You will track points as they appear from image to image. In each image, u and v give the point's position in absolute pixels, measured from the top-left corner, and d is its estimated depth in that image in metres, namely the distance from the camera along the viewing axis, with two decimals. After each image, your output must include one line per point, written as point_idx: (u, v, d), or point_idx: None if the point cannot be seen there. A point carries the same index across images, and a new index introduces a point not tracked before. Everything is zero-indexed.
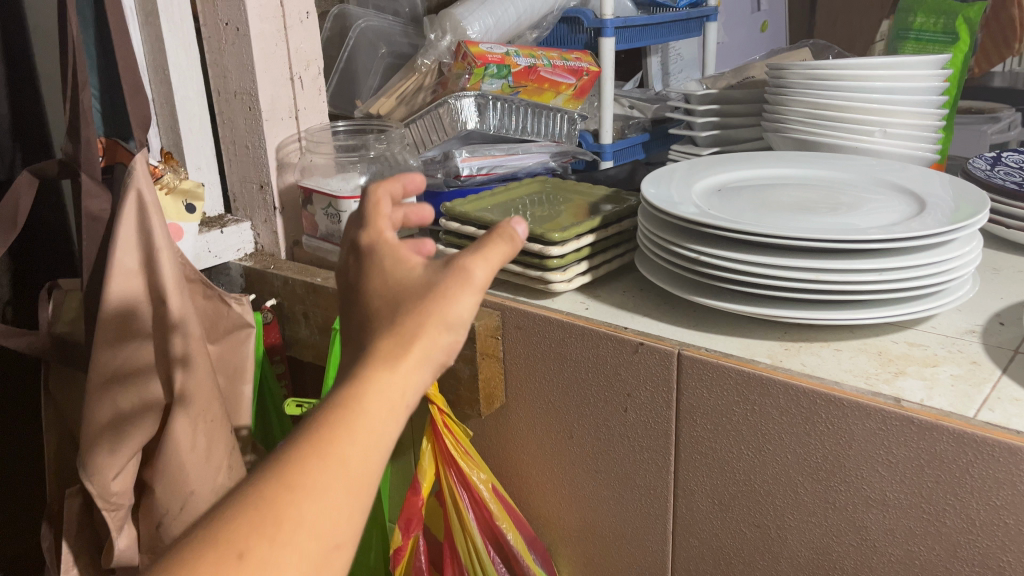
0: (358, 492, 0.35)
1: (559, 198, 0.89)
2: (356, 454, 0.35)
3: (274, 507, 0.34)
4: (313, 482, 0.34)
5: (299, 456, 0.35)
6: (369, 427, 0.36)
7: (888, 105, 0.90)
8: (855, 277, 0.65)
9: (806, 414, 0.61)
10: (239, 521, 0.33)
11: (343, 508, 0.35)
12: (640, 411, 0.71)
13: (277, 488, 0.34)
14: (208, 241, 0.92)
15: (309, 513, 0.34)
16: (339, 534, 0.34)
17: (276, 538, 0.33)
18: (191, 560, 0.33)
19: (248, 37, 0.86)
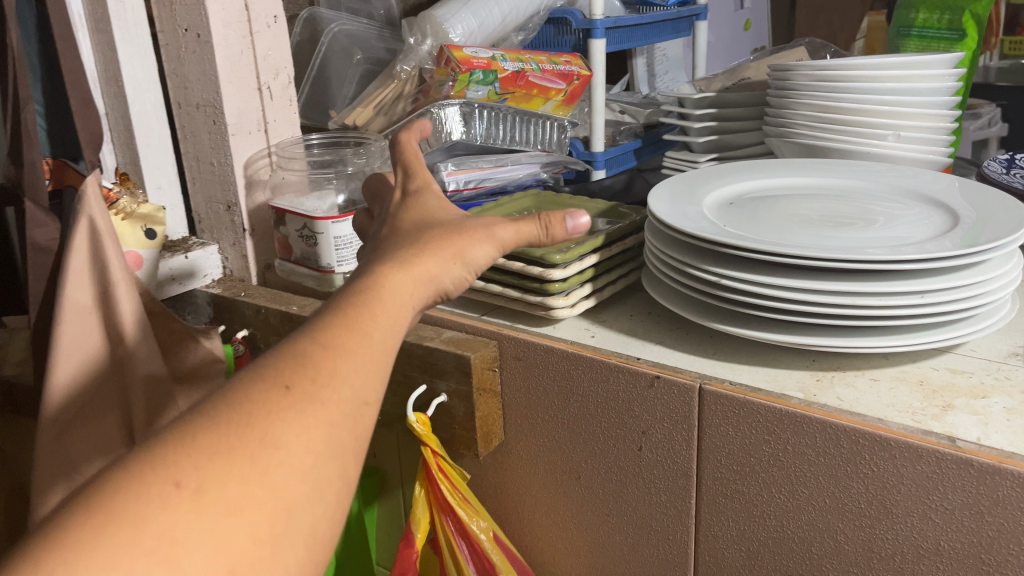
0: (380, 362, 0.41)
1: (555, 214, 0.83)
2: (385, 325, 0.42)
3: (314, 360, 0.39)
4: (348, 346, 0.40)
5: (335, 326, 0.41)
6: (395, 308, 0.43)
7: (901, 107, 0.84)
8: (893, 300, 0.59)
9: (846, 455, 0.55)
10: (285, 368, 0.38)
11: (372, 375, 0.40)
12: (656, 450, 0.64)
13: (315, 348, 0.40)
14: (170, 267, 0.84)
15: (344, 364, 0.40)
16: (365, 395, 0.40)
17: (320, 379, 0.38)
18: (248, 389, 0.37)
19: (210, 44, 0.79)
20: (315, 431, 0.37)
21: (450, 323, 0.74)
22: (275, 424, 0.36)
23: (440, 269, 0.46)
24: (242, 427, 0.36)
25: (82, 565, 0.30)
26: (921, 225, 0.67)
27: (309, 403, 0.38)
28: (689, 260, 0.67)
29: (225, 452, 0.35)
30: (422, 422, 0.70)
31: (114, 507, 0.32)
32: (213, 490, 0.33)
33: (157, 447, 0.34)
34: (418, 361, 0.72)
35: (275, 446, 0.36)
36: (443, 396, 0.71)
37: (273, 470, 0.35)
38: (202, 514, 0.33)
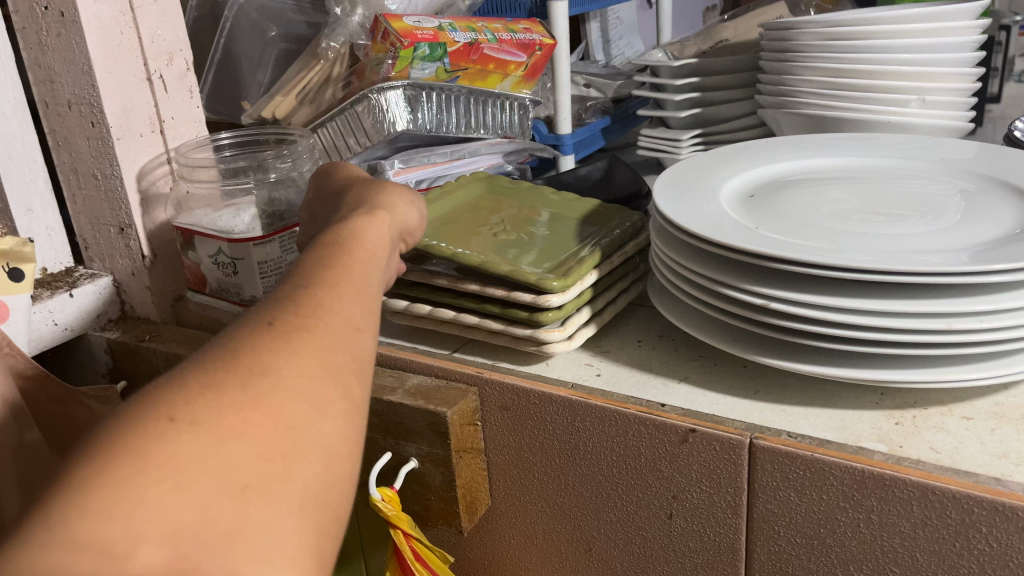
0: (368, 290, 0.37)
1: (518, 209, 0.67)
2: (363, 265, 0.38)
3: (295, 296, 0.34)
4: (329, 276, 0.36)
5: (312, 265, 0.37)
6: (373, 245, 0.40)
7: (926, 66, 0.72)
8: (991, 320, 0.46)
9: (955, 528, 0.42)
10: (265, 311, 0.34)
11: (359, 302, 0.36)
12: (691, 519, 0.51)
13: (294, 286, 0.35)
14: (51, 311, 0.67)
15: (331, 291, 0.35)
16: (360, 320, 0.35)
17: (304, 309, 0.34)
18: (231, 334, 0.32)
19: (78, 24, 0.61)
20: (313, 358, 0.32)
21: (415, 366, 0.59)
22: (265, 351, 0.31)
23: (401, 212, 0.45)
24: (226, 363, 0.31)
25: (79, 505, 0.25)
26: (992, 214, 0.54)
27: (298, 334, 0.33)
28: (718, 275, 0.52)
29: (211, 383, 0.30)
30: (390, 499, 0.55)
31: (105, 448, 0.27)
32: (210, 419, 0.28)
33: (139, 396, 0.30)
34: (378, 419, 0.57)
35: (267, 373, 0.30)
36: (412, 461, 0.57)
37: (271, 394, 0.30)
38: (203, 443, 0.28)
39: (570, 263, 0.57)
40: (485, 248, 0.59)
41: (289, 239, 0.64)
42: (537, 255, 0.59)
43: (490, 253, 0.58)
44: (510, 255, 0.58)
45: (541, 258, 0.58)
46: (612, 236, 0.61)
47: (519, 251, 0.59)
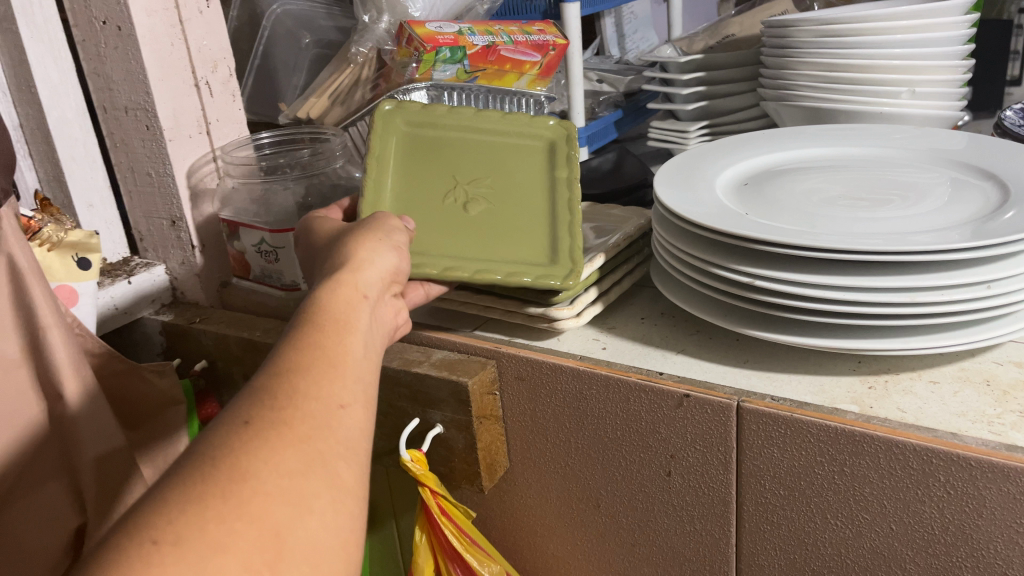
0: (343, 365, 0.39)
1: (451, 147, 0.67)
2: (341, 337, 0.41)
3: (269, 387, 0.37)
4: (303, 360, 0.38)
5: (286, 350, 0.39)
6: (349, 305, 0.43)
7: (915, 60, 0.76)
8: (955, 295, 0.51)
9: (917, 477, 0.48)
10: (242, 407, 0.36)
11: (334, 383, 0.38)
12: (687, 476, 0.57)
13: (268, 377, 0.37)
14: (112, 296, 0.74)
15: (306, 378, 0.37)
16: (338, 397, 0.38)
17: (280, 400, 0.36)
18: (213, 435, 0.35)
19: (134, 38, 0.67)
20: (293, 452, 0.34)
21: (439, 342, 0.66)
22: (244, 452, 0.33)
23: (373, 254, 0.49)
24: (207, 468, 0.33)
25: None
26: (965, 198, 0.59)
27: (276, 428, 0.35)
28: (712, 258, 0.58)
29: (196, 490, 0.32)
30: (418, 460, 0.61)
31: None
32: (197, 535, 0.30)
33: (131, 515, 0.32)
34: (406, 389, 0.64)
35: (247, 475, 0.33)
36: (438, 427, 0.63)
37: (253, 499, 0.32)
38: (193, 562, 0.30)
39: (565, 232, 0.61)
40: (467, 243, 0.62)
41: None
42: (516, 235, 0.62)
43: (474, 250, 0.61)
44: (493, 244, 0.61)
45: (527, 237, 0.62)
46: (573, 171, 0.64)
47: (495, 232, 0.62)
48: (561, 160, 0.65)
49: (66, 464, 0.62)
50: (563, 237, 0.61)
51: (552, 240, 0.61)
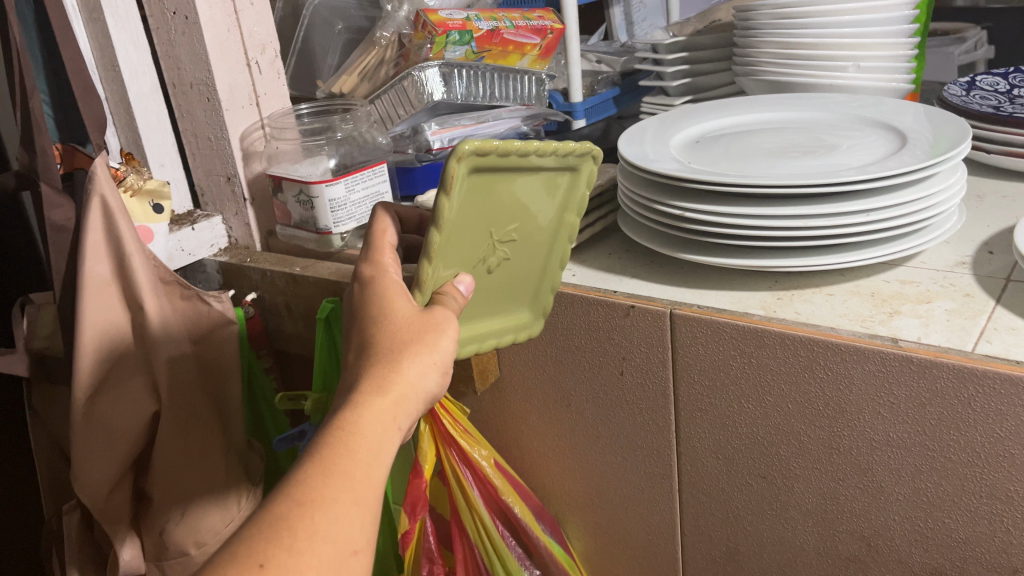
0: (364, 506, 0.44)
1: (499, 194, 0.57)
2: (361, 478, 0.45)
3: (291, 525, 0.41)
4: (326, 501, 0.42)
5: (312, 480, 0.43)
6: (377, 441, 0.46)
7: (860, 39, 0.88)
8: (843, 220, 0.64)
9: (803, 362, 0.60)
10: (262, 543, 0.40)
11: (351, 530, 0.43)
12: (636, 374, 0.70)
13: (292, 509, 0.42)
14: (179, 239, 0.90)
15: (326, 521, 0.42)
16: (354, 542, 0.43)
17: (298, 546, 0.40)
18: (229, 561, 0.39)
19: (198, 25, 0.83)
20: None
21: None
22: None
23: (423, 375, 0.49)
24: None
25: None
26: (872, 150, 0.71)
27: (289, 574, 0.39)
28: (658, 197, 0.71)
29: None
30: None
31: None
32: None
33: None
34: None
35: None
36: None
37: None
38: None
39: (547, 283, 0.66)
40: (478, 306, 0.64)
41: (352, 182, 0.83)
42: (511, 287, 0.65)
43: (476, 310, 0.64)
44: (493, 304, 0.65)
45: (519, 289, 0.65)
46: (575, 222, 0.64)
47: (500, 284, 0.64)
48: (573, 201, 0.62)
49: (144, 364, 0.77)
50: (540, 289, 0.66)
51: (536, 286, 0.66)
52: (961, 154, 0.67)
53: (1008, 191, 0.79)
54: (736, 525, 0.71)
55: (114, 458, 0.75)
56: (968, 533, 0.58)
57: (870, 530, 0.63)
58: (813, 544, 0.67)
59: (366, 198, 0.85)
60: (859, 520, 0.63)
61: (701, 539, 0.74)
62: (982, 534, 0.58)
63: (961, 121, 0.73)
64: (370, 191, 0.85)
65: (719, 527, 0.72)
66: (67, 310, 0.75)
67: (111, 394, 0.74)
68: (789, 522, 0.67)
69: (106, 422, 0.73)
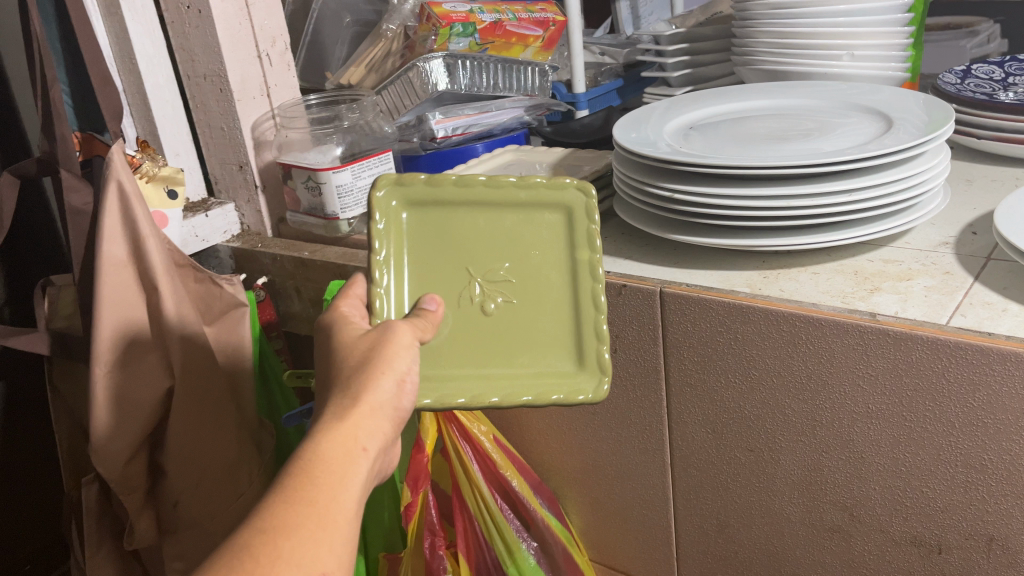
0: (330, 528, 0.44)
1: (453, 230, 0.64)
2: (328, 500, 0.45)
3: (253, 551, 0.40)
4: (290, 525, 0.42)
5: (275, 508, 0.43)
6: (340, 463, 0.47)
7: (854, 28, 0.90)
8: (826, 201, 0.66)
9: (787, 338, 0.63)
10: (222, 571, 0.39)
11: (319, 548, 0.42)
12: (628, 351, 0.73)
13: (253, 537, 0.41)
14: (194, 225, 0.94)
15: (291, 542, 0.42)
16: (321, 564, 0.42)
17: (264, 565, 0.40)
18: None
19: (211, 18, 0.86)
20: None
21: None
22: None
23: (380, 394, 0.51)
24: None
25: None
26: (859, 135, 0.74)
27: None
28: (649, 181, 0.73)
29: None
30: None
31: None
32: None
33: None
34: None
35: None
36: None
37: None
38: None
39: (592, 335, 0.62)
40: (489, 356, 0.62)
41: (359, 169, 0.86)
42: (534, 340, 0.63)
43: (493, 363, 0.62)
44: (511, 354, 0.63)
45: (547, 344, 0.63)
46: (596, 255, 0.63)
47: (510, 331, 0.63)
48: (582, 236, 0.63)
49: (158, 340, 0.80)
50: (590, 342, 0.62)
51: (577, 339, 0.63)
52: (944, 137, 0.69)
53: (998, 176, 0.81)
54: (726, 497, 0.73)
55: (132, 432, 0.77)
56: (945, 501, 0.60)
57: (852, 500, 0.65)
58: (799, 514, 0.69)
59: (372, 185, 0.88)
60: (842, 491, 0.66)
61: (693, 512, 0.77)
62: (959, 502, 0.60)
63: (949, 109, 0.74)
64: (375, 179, 0.88)
65: (710, 500, 0.75)
66: (85, 290, 0.78)
67: (127, 370, 0.77)
68: (775, 494, 0.70)
69: (122, 398, 0.76)
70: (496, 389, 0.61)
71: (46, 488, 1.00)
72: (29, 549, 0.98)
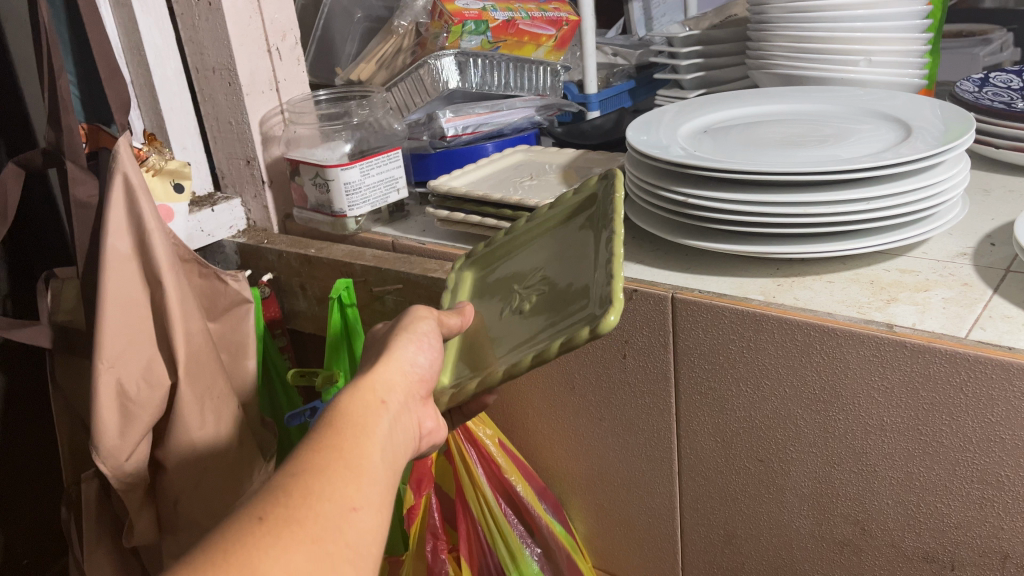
0: (357, 468, 0.43)
1: (508, 269, 0.67)
2: (355, 442, 0.45)
3: (285, 489, 0.41)
4: (317, 467, 0.42)
5: (304, 455, 0.43)
6: (366, 413, 0.47)
7: (872, 34, 0.88)
8: (843, 208, 0.64)
9: (800, 347, 0.61)
10: (257, 506, 0.40)
11: (348, 484, 0.42)
12: (638, 357, 0.72)
13: (285, 480, 0.41)
14: (199, 220, 0.93)
15: (319, 479, 0.42)
16: (352, 499, 0.42)
17: (294, 499, 0.40)
18: (226, 526, 0.38)
19: (220, 11, 0.85)
20: (301, 552, 0.38)
21: (449, 256, 0.81)
22: (256, 550, 0.37)
23: (400, 355, 0.54)
24: (219, 562, 0.36)
25: None
26: (876, 142, 0.73)
27: (287, 524, 0.39)
28: (663, 185, 0.72)
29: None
30: None
31: None
32: None
33: None
34: (423, 290, 0.80)
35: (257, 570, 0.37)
36: None
37: None
38: None
39: (603, 278, 0.54)
40: (521, 343, 0.58)
41: (367, 166, 0.85)
42: (561, 315, 0.57)
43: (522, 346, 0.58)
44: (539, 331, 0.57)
45: (569, 310, 0.56)
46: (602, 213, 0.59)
47: (543, 314, 0.59)
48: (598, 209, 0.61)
49: (162, 338, 0.79)
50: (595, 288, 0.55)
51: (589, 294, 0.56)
52: (964, 146, 0.68)
53: (1015, 187, 0.80)
54: (733, 507, 0.72)
55: (133, 428, 0.76)
56: (959, 517, 0.59)
57: (863, 514, 0.64)
58: (808, 527, 0.68)
59: (380, 183, 0.87)
60: (853, 504, 0.64)
61: (699, 522, 0.76)
62: (973, 519, 0.59)
63: (969, 117, 0.73)
64: (385, 176, 0.87)
65: (718, 510, 0.74)
66: (89, 284, 0.77)
67: (130, 365, 0.76)
68: (785, 506, 0.69)
69: (124, 394, 0.75)
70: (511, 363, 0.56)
71: (45, 483, 0.99)
72: (27, 543, 0.98)
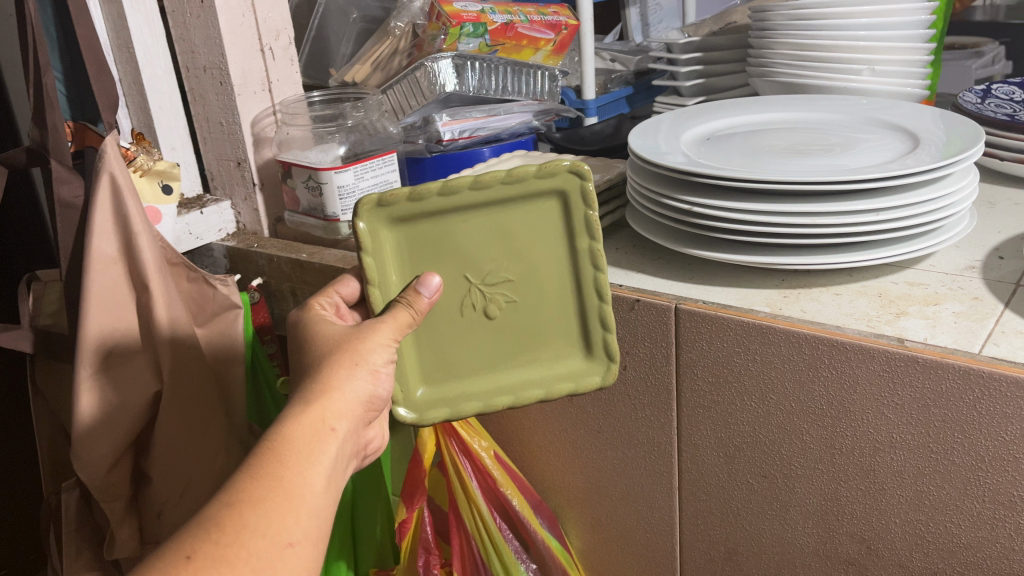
0: (297, 500, 0.41)
1: (449, 240, 0.61)
2: (297, 471, 0.43)
3: (218, 522, 0.39)
4: (256, 497, 0.40)
5: (239, 482, 0.41)
6: (311, 438, 0.45)
7: (876, 44, 0.88)
8: (852, 220, 0.63)
9: (807, 361, 0.60)
10: (187, 540, 0.38)
11: (286, 517, 0.40)
12: (639, 368, 0.70)
13: (219, 509, 0.39)
14: (188, 223, 0.91)
15: (257, 512, 0.40)
16: (288, 534, 0.40)
17: (227, 536, 0.38)
18: (151, 563, 0.36)
19: (213, 8, 0.83)
20: None
21: None
22: None
23: (353, 376, 0.50)
24: None
25: None
26: (883, 152, 0.71)
27: (215, 565, 0.37)
28: (668, 192, 0.70)
29: None
30: None
31: None
32: None
33: None
34: None
35: None
36: None
37: None
38: None
39: (598, 326, 0.62)
40: (496, 356, 0.63)
41: (361, 170, 0.83)
42: (546, 339, 0.63)
43: (508, 362, 0.63)
44: (524, 352, 0.63)
45: (556, 339, 0.63)
46: (596, 246, 0.60)
47: (518, 328, 0.63)
48: (579, 226, 0.60)
49: (147, 343, 0.76)
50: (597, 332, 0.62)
51: (584, 329, 0.63)
52: (974, 157, 0.66)
53: (1021, 200, 0.79)
54: (735, 523, 0.71)
55: (116, 436, 0.74)
56: (970, 538, 0.58)
57: (870, 533, 0.63)
58: (812, 545, 0.67)
59: (374, 187, 0.85)
60: (860, 523, 0.63)
61: (700, 538, 0.74)
62: (984, 539, 0.57)
63: (978, 127, 0.72)
64: (379, 180, 0.85)
65: (719, 526, 0.72)
66: (72, 288, 0.74)
67: (113, 371, 0.73)
68: (788, 523, 0.67)
69: (107, 401, 0.73)
70: (512, 392, 0.63)
71: (24, 490, 0.96)
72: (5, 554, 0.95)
